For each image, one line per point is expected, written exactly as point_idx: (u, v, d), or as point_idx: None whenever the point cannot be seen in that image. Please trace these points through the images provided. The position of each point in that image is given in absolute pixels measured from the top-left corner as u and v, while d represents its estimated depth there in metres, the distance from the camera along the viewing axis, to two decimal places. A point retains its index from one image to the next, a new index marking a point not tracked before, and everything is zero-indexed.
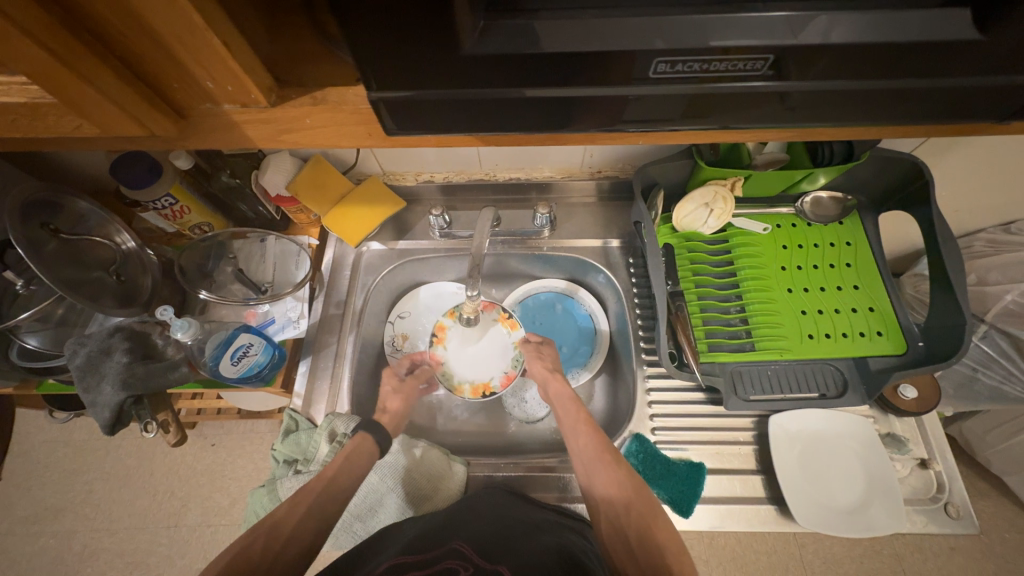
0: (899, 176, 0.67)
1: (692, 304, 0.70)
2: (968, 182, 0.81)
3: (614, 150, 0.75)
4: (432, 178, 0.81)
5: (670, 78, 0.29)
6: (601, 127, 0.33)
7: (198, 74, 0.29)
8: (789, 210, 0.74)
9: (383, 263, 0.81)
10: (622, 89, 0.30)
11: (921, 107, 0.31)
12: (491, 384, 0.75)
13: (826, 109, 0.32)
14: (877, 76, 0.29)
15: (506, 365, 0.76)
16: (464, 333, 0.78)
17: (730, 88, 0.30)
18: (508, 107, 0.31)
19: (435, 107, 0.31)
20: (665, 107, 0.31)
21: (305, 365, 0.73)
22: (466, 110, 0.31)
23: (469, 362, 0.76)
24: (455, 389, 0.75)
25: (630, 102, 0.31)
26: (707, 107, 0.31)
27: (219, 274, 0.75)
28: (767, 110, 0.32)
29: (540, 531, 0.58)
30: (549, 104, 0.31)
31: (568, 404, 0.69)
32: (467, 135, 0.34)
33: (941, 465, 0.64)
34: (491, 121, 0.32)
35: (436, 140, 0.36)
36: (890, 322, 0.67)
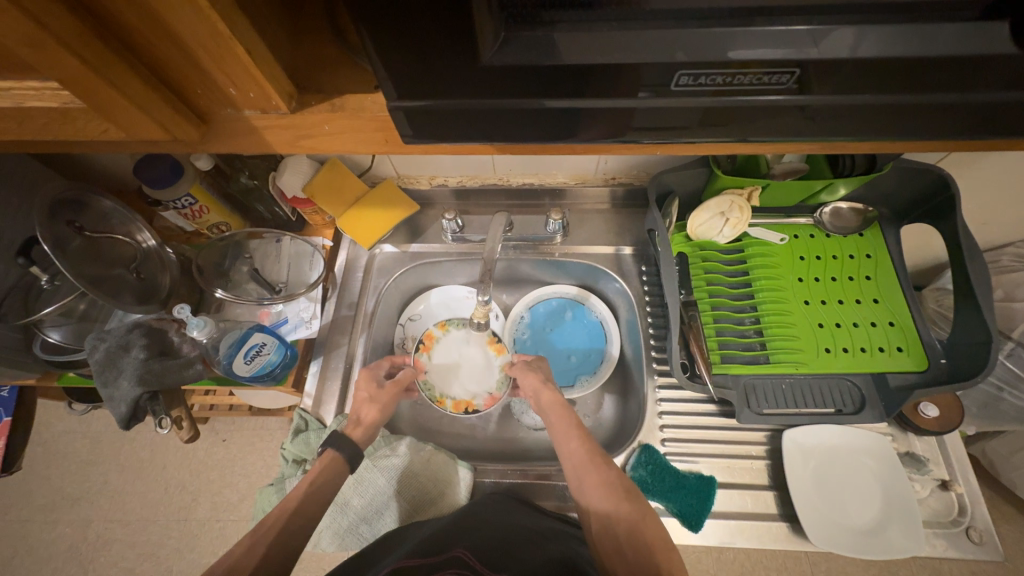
0: (924, 188, 0.65)
1: (705, 314, 0.68)
2: (994, 195, 0.79)
3: (629, 157, 0.74)
4: (446, 182, 0.82)
5: (689, 90, 0.29)
6: (617, 138, 0.33)
7: (222, 80, 0.30)
8: (807, 221, 0.72)
9: (395, 266, 0.82)
10: (639, 100, 0.30)
11: (948, 123, 0.31)
12: (473, 402, 0.74)
13: (848, 122, 0.31)
14: (902, 91, 0.28)
15: (490, 386, 0.75)
16: (451, 347, 0.78)
17: (749, 100, 0.29)
18: (524, 116, 0.31)
19: (450, 115, 0.31)
20: (683, 118, 0.31)
21: (316, 365, 0.73)
22: (482, 119, 0.31)
23: (453, 377, 0.76)
24: (436, 400, 0.74)
25: (648, 112, 0.31)
26: (726, 118, 0.31)
27: (235, 273, 0.76)
28: (789, 121, 0.31)
29: (545, 541, 0.57)
30: (566, 114, 0.31)
31: (560, 416, 0.67)
32: (482, 143, 0.34)
33: (963, 488, 0.62)
34: (506, 131, 0.32)
35: (452, 148, 0.36)
36: (911, 337, 0.65)
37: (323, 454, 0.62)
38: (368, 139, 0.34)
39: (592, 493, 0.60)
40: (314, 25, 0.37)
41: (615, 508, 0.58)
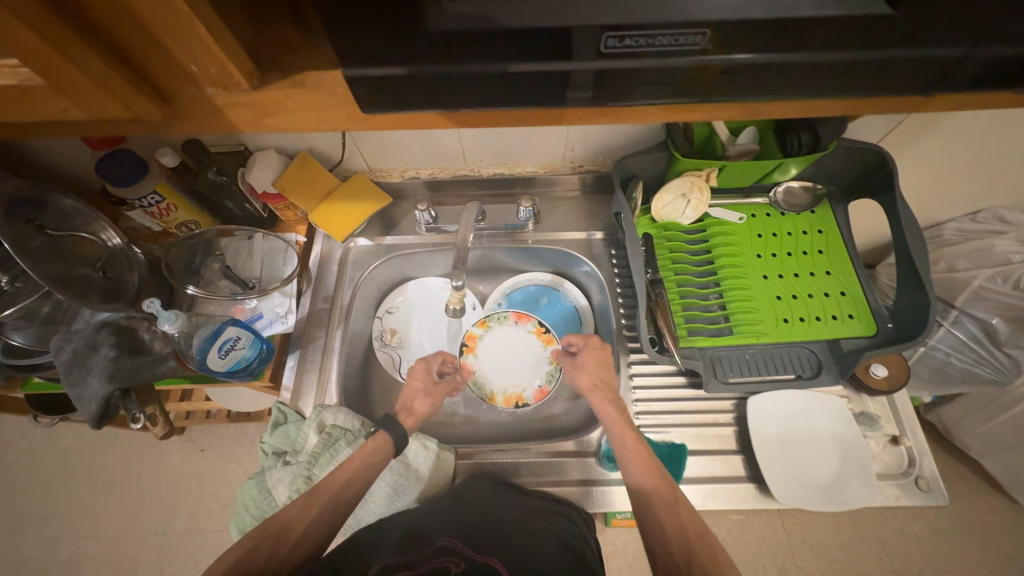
0: (866, 165, 0.70)
1: (672, 291, 0.72)
2: (933, 171, 0.85)
3: (594, 142, 0.76)
4: (417, 174, 0.83)
5: (617, 53, 0.31)
6: (572, 105, 0.35)
7: (182, 57, 0.30)
8: (764, 200, 0.76)
9: (370, 259, 0.82)
10: (575, 64, 0.32)
11: (869, 86, 0.34)
12: (523, 396, 0.76)
13: (778, 87, 0.34)
14: (826, 54, 0.32)
15: (540, 378, 0.77)
16: (495, 345, 0.80)
17: (669, 62, 0.32)
18: (472, 84, 0.33)
19: (412, 85, 0.33)
20: (612, 83, 0.33)
21: (293, 359, 0.73)
22: (433, 88, 0.33)
23: (501, 373, 0.78)
24: (488, 398, 0.76)
25: (585, 76, 0.33)
26: (672, 81, 0.33)
27: (207, 271, 0.76)
28: (713, 86, 0.34)
29: (532, 517, 0.61)
30: (511, 82, 0.33)
31: (614, 420, 0.64)
32: (438, 114, 0.36)
33: (912, 441, 0.66)
34: (468, 99, 0.34)
35: (412, 123, 0.37)
36: (861, 305, 0.70)
37: (374, 435, 0.64)
38: (332, 115, 0.35)
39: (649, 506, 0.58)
40: (273, 7, 0.38)
41: (671, 521, 0.56)
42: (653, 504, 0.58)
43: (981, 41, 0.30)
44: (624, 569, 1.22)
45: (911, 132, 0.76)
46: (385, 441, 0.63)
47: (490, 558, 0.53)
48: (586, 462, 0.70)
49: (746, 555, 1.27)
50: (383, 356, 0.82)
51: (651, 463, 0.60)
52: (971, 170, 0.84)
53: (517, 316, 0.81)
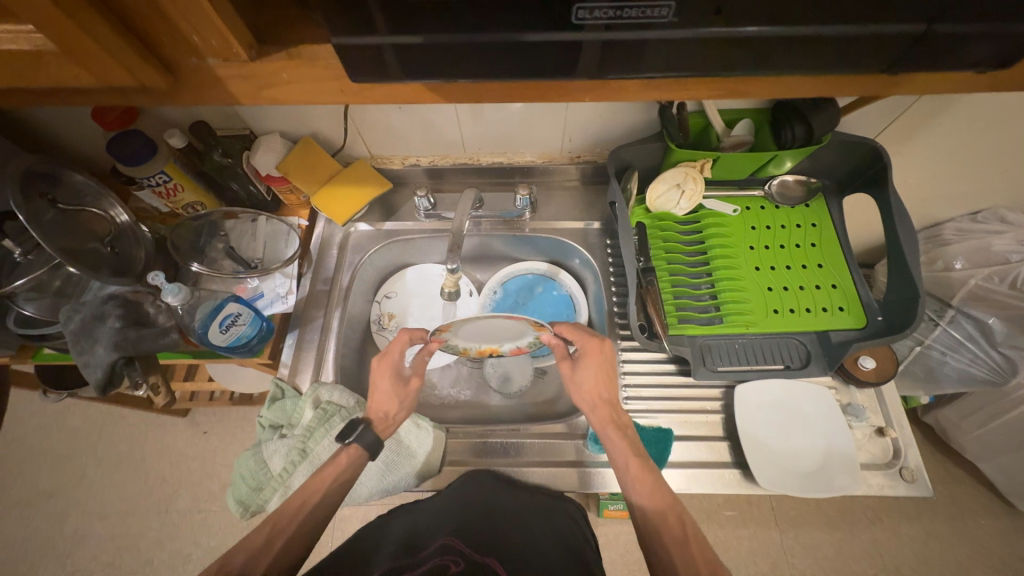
0: (860, 159, 0.71)
1: (664, 281, 0.73)
2: (931, 168, 0.85)
3: (590, 133, 0.78)
4: (418, 161, 0.85)
5: (587, 25, 0.32)
6: (557, 77, 0.37)
7: (185, 28, 0.32)
8: (759, 193, 0.77)
9: (369, 243, 0.84)
10: (555, 35, 0.33)
11: (849, 58, 0.35)
12: (498, 348, 0.73)
13: (759, 63, 0.35)
14: (806, 28, 0.32)
15: (522, 342, 0.72)
16: (475, 328, 0.69)
17: (644, 35, 0.33)
18: (456, 54, 0.34)
19: (400, 54, 0.34)
20: (595, 58, 0.35)
21: (292, 338, 0.75)
22: (418, 56, 0.34)
23: (476, 333, 0.70)
24: (460, 352, 0.73)
25: (564, 49, 0.34)
26: (655, 53, 0.34)
27: (211, 251, 0.78)
28: (692, 61, 0.35)
29: (530, 515, 0.64)
30: (492, 52, 0.34)
31: (616, 442, 0.62)
32: (424, 85, 0.37)
33: (897, 432, 0.66)
34: (455, 68, 0.35)
35: (400, 97, 0.39)
36: (852, 298, 0.71)
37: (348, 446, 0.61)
38: (325, 83, 0.37)
39: (654, 532, 0.57)
40: None
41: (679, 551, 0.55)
42: (659, 530, 0.57)
43: (950, 19, 0.31)
44: (614, 560, 1.24)
45: (907, 129, 0.77)
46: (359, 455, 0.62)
47: (489, 557, 0.56)
48: (574, 445, 0.72)
49: (736, 551, 1.28)
50: (381, 340, 0.84)
51: (657, 488, 0.59)
52: (969, 168, 0.84)
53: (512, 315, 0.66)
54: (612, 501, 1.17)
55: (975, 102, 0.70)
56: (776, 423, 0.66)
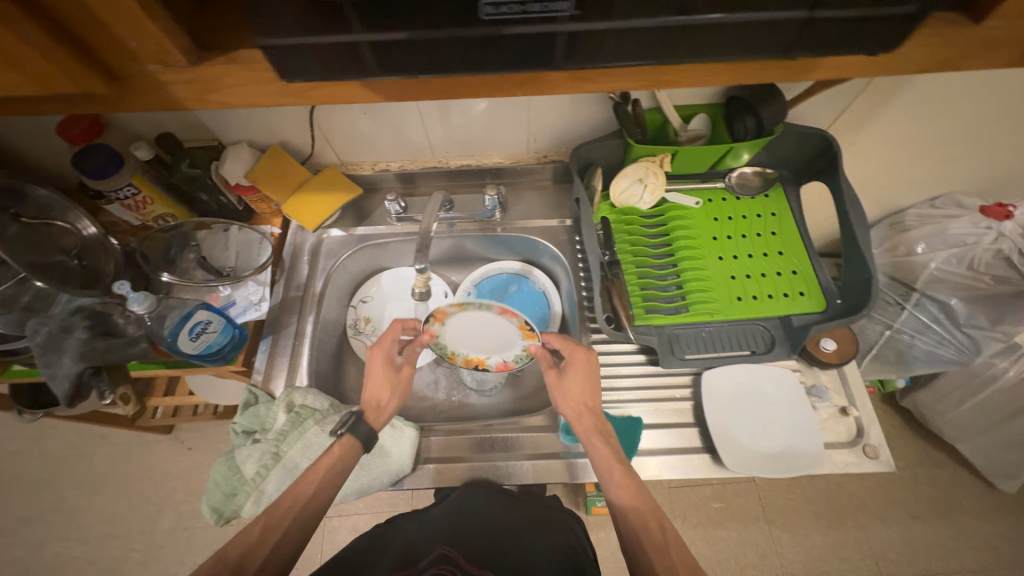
0: (813, 148, 0.74)
1: (631, 273, 0.74)
2: (885, 155, 0.88)
3: (553, 133, 0.80)
4: (388, 166, 0.86)
5: (497, 19, 0.33)
6: (490, 71, 0.38)
7: (122, 35, 0.33)
8: (720, 184, 0.79)
9: (342, 248, 0.85)
10: (472, 30, 0.34)
11: (767, 43, 0.36)
12: (484, 360, 0.74)
13: (681, 51, 0.37)
14: (719, 15, 0.34)
15: (507, 355, 0.74)
16: (464, 320, 0.71)
17: (546, 29, 0.34)
18: (382, 49, 0.35)
19: (333, 50, 0.35)
20: (518, 53, 0.36)
21: (266, 344, 0.76)
22: (346, 53, 0.35)
23: (465, 335, 0.73)
24: (448, 356, 0.75)
25: (487, 43, 0.35)
26: (581, 41, 0.36)
27: (182, 262, 0.78)
28: (611, 51, 0.37)
29: (529, 530, 0.64)
30: (419, 48, 0.35)
31: (600, 451, 0.62)
32: (361, 82, 0.39)
33: (860, 411, 0.68)
34: (388, 63, 0.37)
35: (342, 96, 0.40)
36: (811, 283, 0.73)
37: (340, 437, 0.63)
38: (262, 80, 0.38)
39: (637, 543, 0.57)
40: None
41: (661, 560, 0.55)
42: (642, 539, 0.58)
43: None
44: (607, 559, 1.24)
45: (858, 118, 0.79)
46: (352, 443, 0.63)
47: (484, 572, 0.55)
48: (548, 437, 0.73)
49: (727, 545, 1.28)
50: (357, 344, 0.86)
51: (639, 496, 0.60)
52: (920, 154, 0.87)
53: (502, 309, 0.67)
54: (599, 499, 1.18)
55: (917, 89, 0.73)
56: (754, 418, 0.67)
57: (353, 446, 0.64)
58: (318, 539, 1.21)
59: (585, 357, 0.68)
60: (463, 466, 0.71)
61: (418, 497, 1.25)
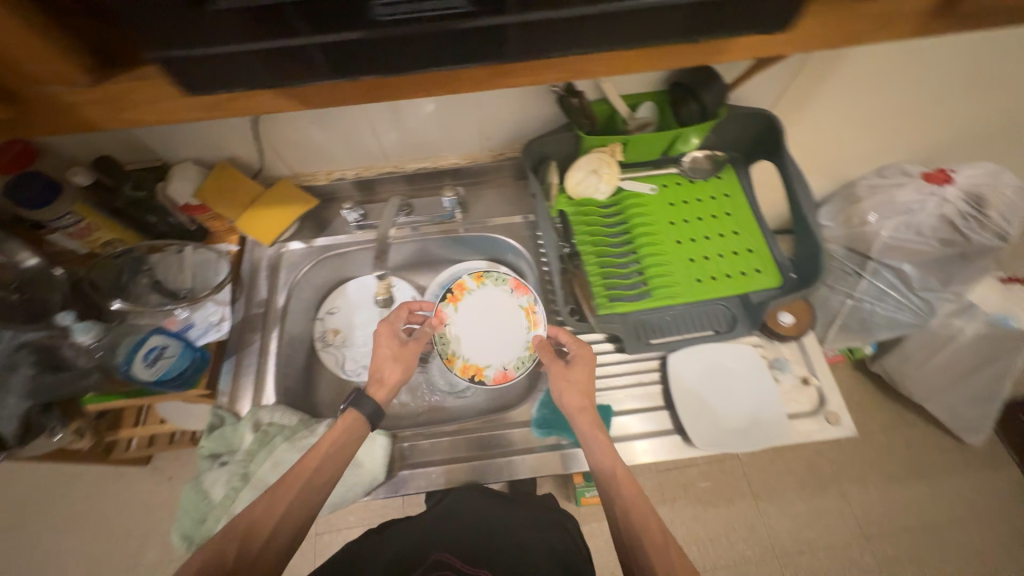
0: (757, 129, 0.76)
1: (593, 264, 0.75)
2: (829, 129, 0.91)
3: (505, 130, 0.80)
4: (343, 175, 0.86)
5: (396, 19, 0.33)
6: (405, 71, 0.38)
7: (16, 57, 0.32)
8: (675, 170, 0.81)
9: (303, 261, 0.84)
10: (374, 32, 0.34)
11: (675, 25, 0.36)
12: (483, 370, 0.76)
13: (592, 41, 0.37)
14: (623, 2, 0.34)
15: (507, 362, 0.75)
16: (479, 304, 0.80)
17: (447, 26, 0.34)
18: (289, 56, 0.35)
19: (236, 61, 0.35)
20: (429, 50, 0.36)
21: (230, 364, 0.75)
22: (253, 62, 0.35)
23: (470, 331, 0.78)
24: (448, 358, 0.76)
25: (395, 43, 0.35)
26: (489, 38, 0.36)
27: (136, 287, 0.75)
28: (522, 41, 0.36)
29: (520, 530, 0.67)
30: (325, 51, 0.35)
31: (603, 444, 0.63)
32: (277, 88, 0.38)
33: (819, 380, 0.71)
34: (297, 69, 0.36)
35: (260, 105, 0.40)
36: (767, 259, 0.75)
37: (346, 412, 0.67)
38: (173, 94, 0.38)
39: (636, 544, 0.57)
40: None
41: (659, 560, 0.55)
42: (640, 539, 0.58)
43: None
44: (601, 547, 1.25)
45: (800, 96, 0.81)
46: (357, 416, 0.66)
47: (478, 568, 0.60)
48: (521, 433, 0.73)
49: (717, 522, 1.31)
50: (327, 356, 0.84)
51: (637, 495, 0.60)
52: (861, 126, 0.90)
53: (516, 286, 0.79)
54: (588, 489, 1.20)
55: (851, 64, 0.75)
56: (725, 397, 0.69)
57: (359, 423, 0.66)
58: (310, 558, 1.19)
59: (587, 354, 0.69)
60: (438, 468, 0.71)
61: (409, 504, 1.24)
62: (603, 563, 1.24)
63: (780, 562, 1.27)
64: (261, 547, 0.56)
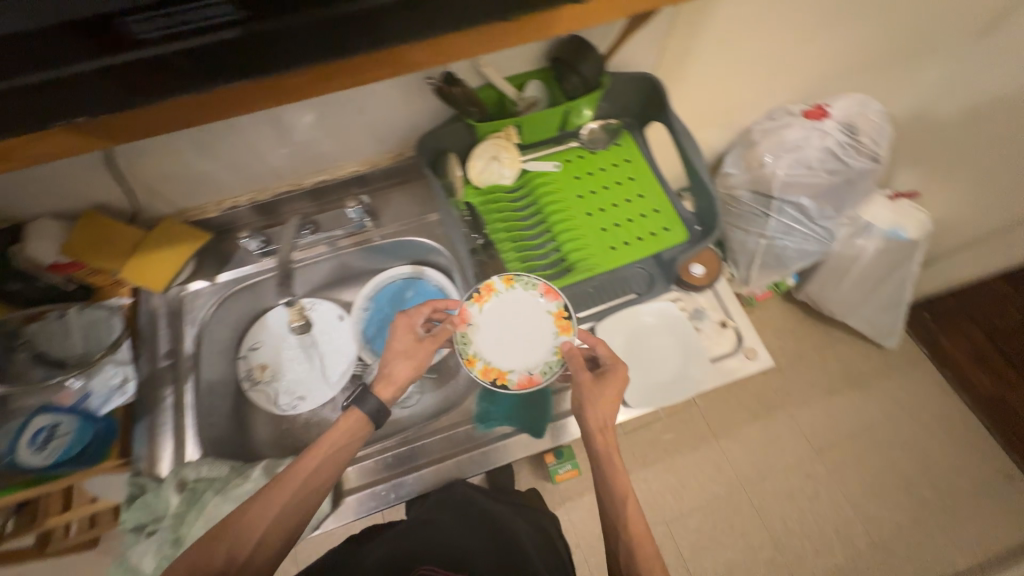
0: (642, 92, 0.78)
1: (509, 252, 0.75)
2: (714, 81, 0.94)
3: (398, 130, 0.77)
4: (237, 202, 0.80)
5: (161, 34, 0.34)
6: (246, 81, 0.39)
7: None
8: (575, 143, 0.81)
9: (211, 299, 0.80)
10: (145, 49, 0.35)
11: None
12: (505, 376, 0.65)
13: (414, 31, 0.39)
14: None
15: (534, 366, 0.65)
16: (508, 304, 0.68)
17: (218, 35, 0.35)
18: (66, 86, 0.35)
19: (63, 90, 0.35)
20: (216, 62, 0.37)
21: (143, 427, 0.70)
22: (28, 100, 0.35)
23: (494, 333, 0.66)
24: (467, 359, 0.65)
25: (173, 59, 0.36)
26: (312, 40, 0.37)
27: (12, 366, 0.67)
28: (311, 40, 0.37)
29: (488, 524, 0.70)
30: (102, 75, 0.35)
31: (616, 465, 0.64)
32: (71, 123, 0.39)
33: (736, 320, 0.77)
34: (78, 100, 0.36)
35: (64, 143, 0.41)
36: (672, 217, 0.77)
37: (346, 411, 0.64)
38: None
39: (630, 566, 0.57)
40: None
41: None
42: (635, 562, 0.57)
43: None
44: (584, 517, 1.29)
45: (681, 54, 0.84)
46: (359, 417, 0.64)
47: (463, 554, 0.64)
48: (466, 431, 0.74)
49: (685, 468, 1.38)
50: (257, 394, 0.79)
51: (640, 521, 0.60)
52: (742, 75, 0.95)
53: (546, 287, 0.68)
54: (561, 466, 1.22)
55: (718, 18, 0.78)
56: (651, 357, 0.74)
57: (361, 426, 0.64)
58: None
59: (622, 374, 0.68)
60: (386, 485, 0.70)
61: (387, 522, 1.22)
62: (588, 532, 1.28)
63: (746, 491, 1.36)
64: (249, 552, 0.54)
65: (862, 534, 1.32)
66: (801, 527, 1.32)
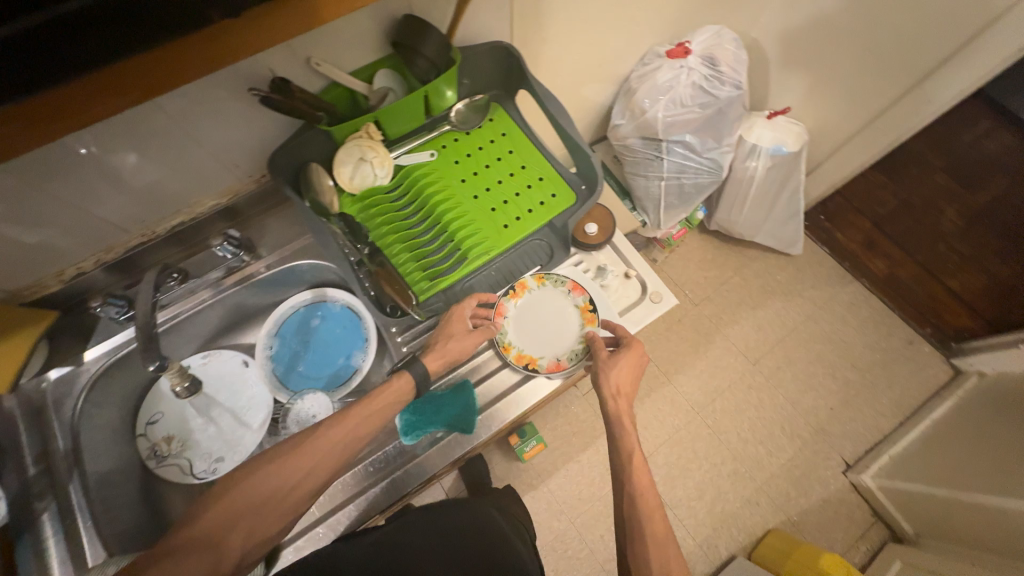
0: (501, 62, 0.76)
1: (403, 253, 0.72)
2: (579, 36, 0.93)
3: (250, 151, 0.70)
4: (81, 268, 0.69)
5: None
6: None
7: None
8: (448, 127, 0.78)
9: (77, 383, 0.71)
10: None
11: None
12: (538, 361, 0.75)
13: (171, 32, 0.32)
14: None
15: (562, 353, 0.75)
16: (540, 300, 0.78)
17: None
18: None
19: None
20: None
21: (28, 544, 0.62)
22: None
23: (525, 327, 0.77)
24: (504, 347, 0.75)
25: None
26: (46, 54, 0.29)
27: None
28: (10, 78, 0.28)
29: None
30: None
31: (627, 428, 0.68)
32: None
33: (637, 270, 0.82)
34: None
35: None
36: (557, 182, 0.76)
37: (401, 374, 0.66)
38: None
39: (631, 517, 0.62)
40: None
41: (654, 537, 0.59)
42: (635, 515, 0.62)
43: None
44: (562, 482, 1.33)
45: (537, 17, 0.81)
46: (409, 382, 0.66)
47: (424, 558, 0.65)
48: (394, 448, 0.73)
49: (643, 411, 1.45)
50: (168, 470, 0.73)
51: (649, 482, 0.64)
52: (605, 26, 0.95)
53: (574, 286, 0.79)
54: (526, 444, 1.25)
55: None
56: None
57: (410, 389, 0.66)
58: None
59: (637, 350, 0.71)
60: (324, 526, 0.69)
61: None
62: (570, 496, 1.31)
63: (701, 416, 1.45)
64: None
65: (804, 425, 1.45)
66: (755, 433, 1.44)
